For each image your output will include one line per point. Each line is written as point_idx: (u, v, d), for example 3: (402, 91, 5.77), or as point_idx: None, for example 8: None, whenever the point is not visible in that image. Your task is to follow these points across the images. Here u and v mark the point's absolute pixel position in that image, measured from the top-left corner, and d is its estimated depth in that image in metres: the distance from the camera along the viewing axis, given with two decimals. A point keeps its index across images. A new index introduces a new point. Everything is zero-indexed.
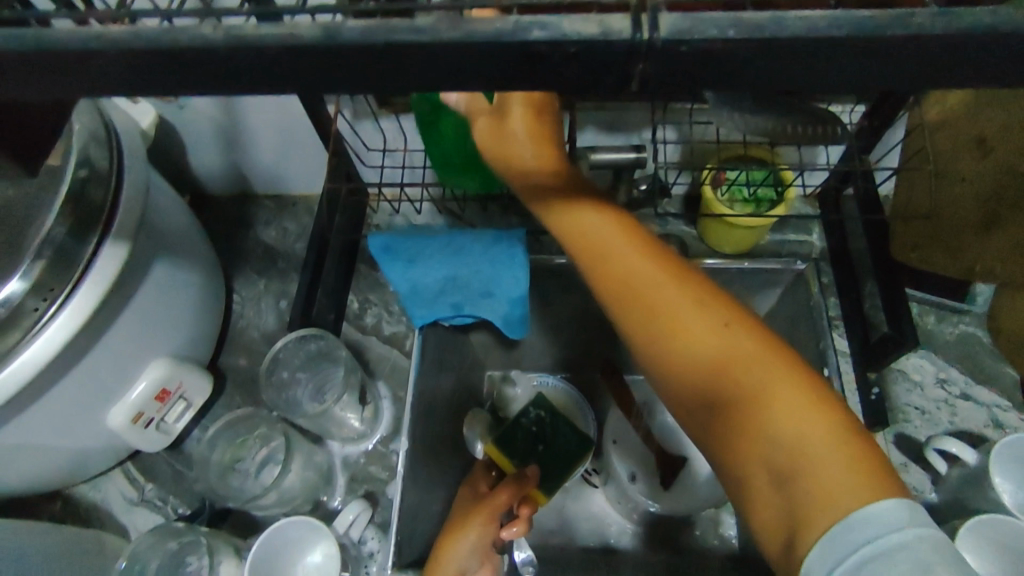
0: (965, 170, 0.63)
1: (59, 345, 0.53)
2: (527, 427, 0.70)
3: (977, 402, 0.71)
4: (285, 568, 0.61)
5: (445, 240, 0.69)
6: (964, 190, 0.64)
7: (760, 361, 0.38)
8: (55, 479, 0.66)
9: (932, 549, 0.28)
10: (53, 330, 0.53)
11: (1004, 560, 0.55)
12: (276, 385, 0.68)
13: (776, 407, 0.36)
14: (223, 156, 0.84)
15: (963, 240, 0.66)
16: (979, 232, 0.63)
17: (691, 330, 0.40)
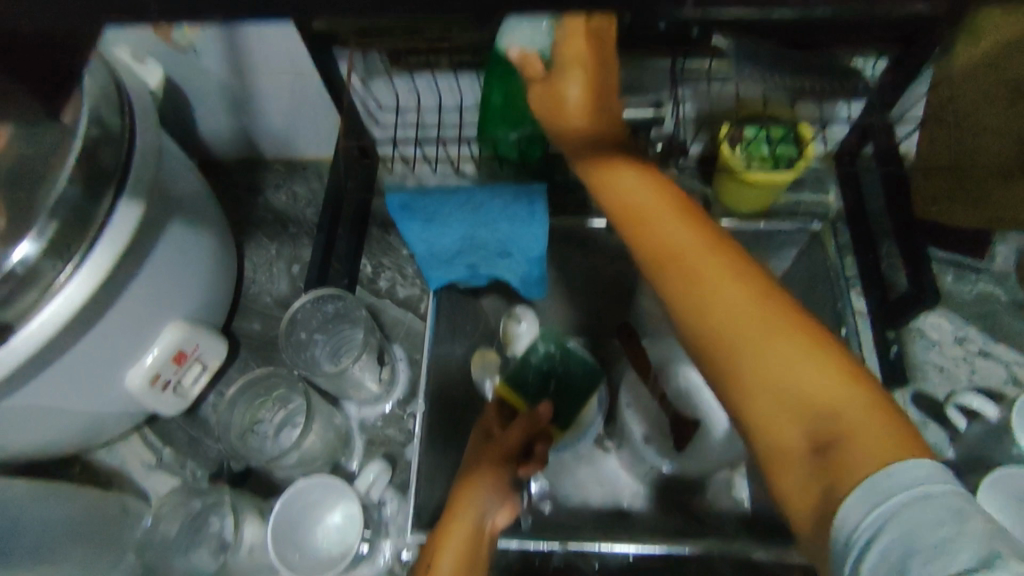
0: (991, 122, 0.62)
1: (76, 306, 0.52)
2: (537, 366, 0.75)
3: (995, 358, 0.71)
4: (307, 526, 0.62)
5: (465, 197, 0.68)
6: (994, 140, 0.63)
7: (777, 321, 0.38)
8: (74, 442, 0.66)
9: (961, 502, 0.29)
10: (71, 290, 0.52)
11: None
12: (293, 345, 0.67)
13: (816, 391, 0.36)
14: (231, 120, 0.83)
15: (984, 187, 0.65)
16: (1000, 181, 0.64)
17: (734, 316, 0.38)
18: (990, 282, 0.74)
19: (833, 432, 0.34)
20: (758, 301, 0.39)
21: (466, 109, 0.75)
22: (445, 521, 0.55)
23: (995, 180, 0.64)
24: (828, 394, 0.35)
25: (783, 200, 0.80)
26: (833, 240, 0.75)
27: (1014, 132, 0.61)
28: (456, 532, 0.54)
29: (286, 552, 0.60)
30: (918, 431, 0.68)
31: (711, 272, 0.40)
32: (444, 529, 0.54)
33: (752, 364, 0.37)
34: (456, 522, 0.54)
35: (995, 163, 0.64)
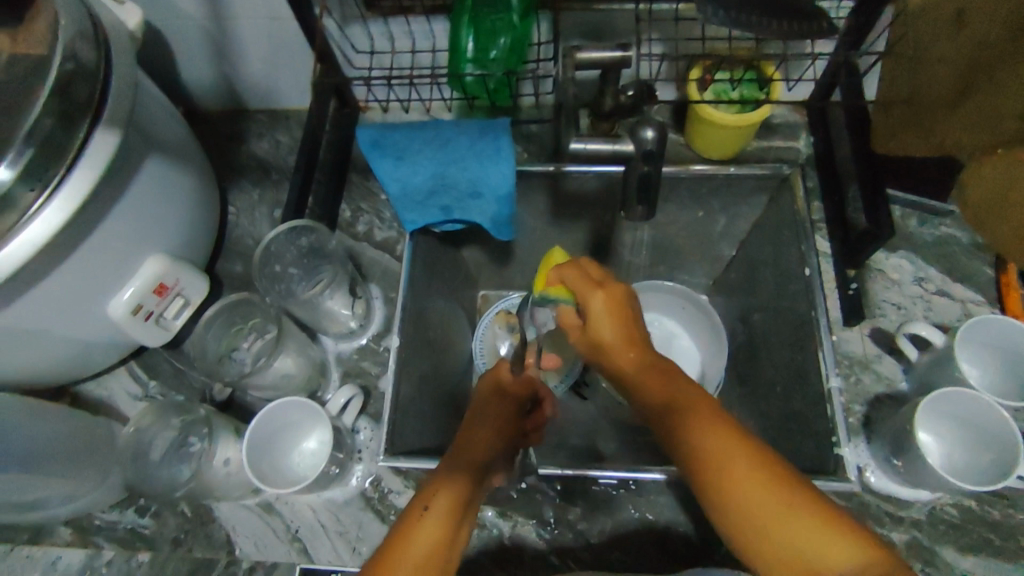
0: (939, 50, 0.61)
1: (48, 236, 0.54)
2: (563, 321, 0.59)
3: (952, 297, 0.73)
4: (283, 447, 0.66)
5: (432, 133, 0.69)
6: (942, 67, 0.62)
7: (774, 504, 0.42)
8: (62, 371, 0.68)
9: None
10: (41, 221, 0.53)
11: (955, 427, 0.62)
12: (270, 277, 0.71)
13: (768, 499, 0.42)
14: (213, 67, 0.84)
15: (937, 119, 0.65)
16: (950, 107, 0.64)
17: (696, 435, 0.46)
18: (951, 224, 0.76)
19: (795, 523, 0.41)
20: (716, 418, 0.47)
21: (439, 52, 0.76)
22: (435, 480, 0.49)
23: (946, 107, 0.64)
24: (806, 535, 0.41)
25: (753, 145, 0.81)
26: (802, 183, 0.74)
27: (963, 58, 0.60)
28: (440, 498, 0.47)
29: (260, 463, 0.64)
30: (874, 365, 0.70)
31: (683, 405, 0.48)
32: (432, 490, 0.48)
33: (703, 448, 0.45)
34: (450, 487, 0.48)
35: (945, 92, 0.63)
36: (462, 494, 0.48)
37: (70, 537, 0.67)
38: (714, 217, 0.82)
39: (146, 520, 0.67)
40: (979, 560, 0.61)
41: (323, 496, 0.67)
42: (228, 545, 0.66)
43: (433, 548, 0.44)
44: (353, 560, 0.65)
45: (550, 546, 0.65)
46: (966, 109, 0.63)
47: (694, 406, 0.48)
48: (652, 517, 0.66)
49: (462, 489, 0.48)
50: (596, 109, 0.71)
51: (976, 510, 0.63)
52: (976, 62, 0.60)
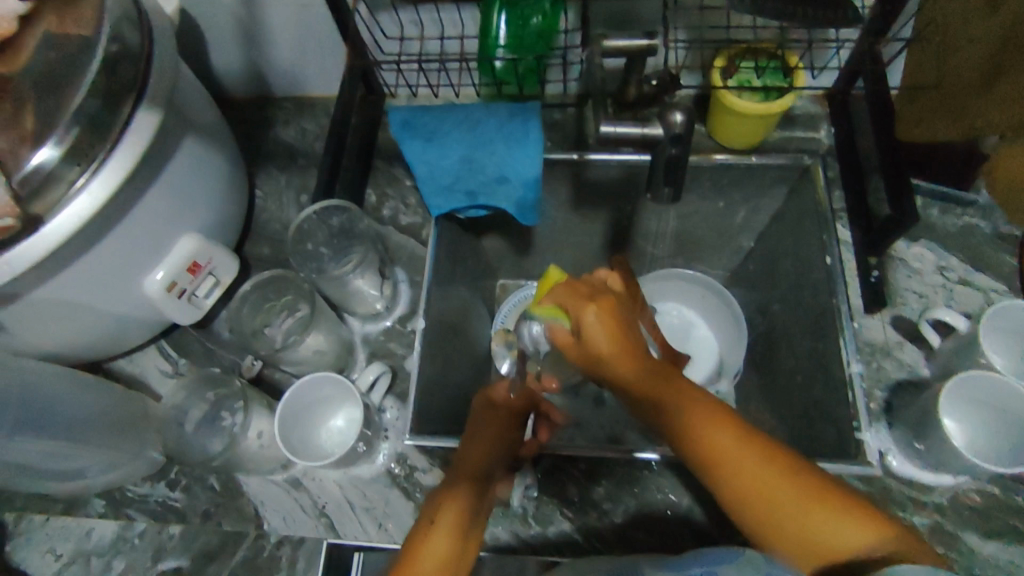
0: (970, 32, 0.62)
1: (90, 212, 0.55)
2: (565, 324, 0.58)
3: (974, 287, 0.73)
4: (314, 421, 0.68)
5: (461, 117, 0.72)
6: (972, 49, 0.62)
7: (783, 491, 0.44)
8: (98, 346, 0.70)
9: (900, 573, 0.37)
10: (84, 198, 0.55)
11: (977, 409, 0.63)
12: (303, 254, 0.74)
13: (764, 485, 0.44)
14: (243, 54, 0.85)
15: (965, 104, 0.64)
16: (980, 90, 0.63)
17: (694, 427, 0.46)
18: (974, 215, 0.76)
19: (791, 507, 0.44)
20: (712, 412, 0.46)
21: (467, 39, 0.77)
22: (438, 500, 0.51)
23: (975, 91, 0.63)
24: (803, 520, 0.43)
25: (774, 135, 0.81)
26: (824, 173, 0.75)
27: (994, 39, 0.60)
28: (447, 516, 0.49)
29: (291, 434, 0.65)
30: (896, 352, 0.71)
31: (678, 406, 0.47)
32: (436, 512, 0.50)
33: (714, 446, 0.45)
34: (455, 502, 0.50)
35: (979, 73, 0.62)
36: (467, 512, 0.50)
37: (103, 509, 0.69)
38: (735, 207, 0.83)
39: (176, 494, 0.69)
40: (1002, 545, 0.61)
41: (350, 472, 0.68)
42: (256, 519, 0.67)
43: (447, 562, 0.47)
44: (379, 536, 0.65)
45: (576, 526, 0.66)
46: (1000, 89, 0.61)
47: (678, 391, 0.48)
48: (675, 499, 0.67)
49: (465, 509, 0.50)
50: (619, 99, 0.71)
51: (998, 496, 0.63)
52: (1007, 43, 0.59)
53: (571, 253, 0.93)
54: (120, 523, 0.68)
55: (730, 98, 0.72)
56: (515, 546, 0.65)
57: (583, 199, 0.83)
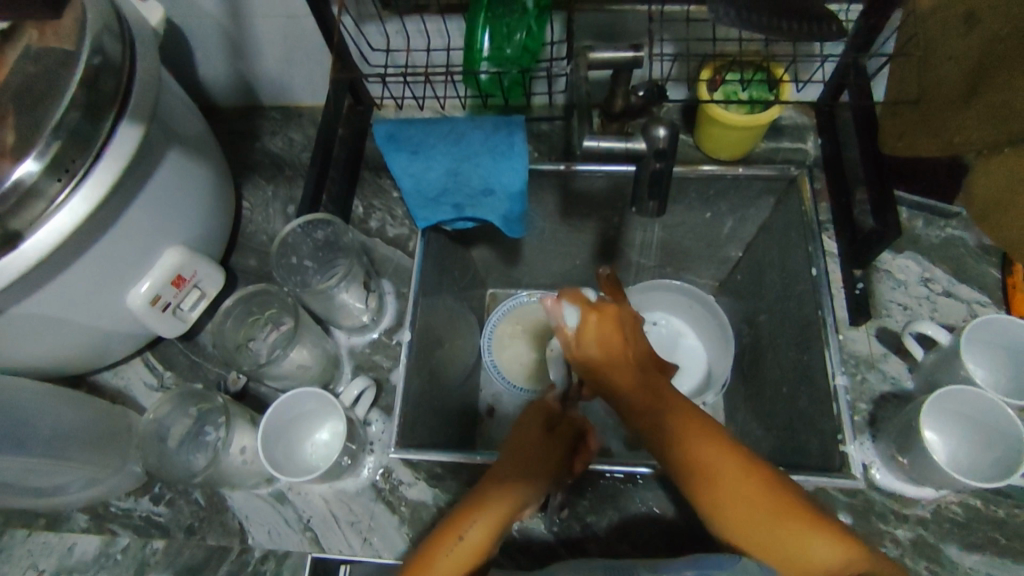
0: (948, 49, 0.62)
1: (71, 228, 0.55)
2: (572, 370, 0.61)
3: (958, 298, 0.74)
4: (298, 436, 0.68)
5: (446, 129, 0.70)
6: (950, 66, 0.63)
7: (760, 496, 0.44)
8: (82, 360, 0.70)
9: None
10: (65, 213, 0.54)
11: (954, 421, 0.64)
12: (287, 267, 0.73)
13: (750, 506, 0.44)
14: (230, 64, 0.85)
15: (944, 118, 0.64)
16: (958, 105, 0.62)
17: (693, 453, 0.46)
18: (957, 227, 0.77)
19: (779, 529, 0.43)
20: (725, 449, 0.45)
21: (453, 50, 0.78)
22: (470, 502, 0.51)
23: (953, 105, 0.63)
24: (787, 539, 0.43)
25: (761, 146, 0.82)
26: (809, 185, 0.75)
27: (970, 55, 0.60)
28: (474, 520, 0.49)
29: (274, 452, 0.65)
30: (880, 363, 0.71)
31: (680, 418, 0.48)
32: (465, 518, 0.49)
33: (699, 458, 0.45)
34: (492, 506, 0.50)
35: (958, 89, 0.62)
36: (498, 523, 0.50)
37: (86, 524, 0.68)
38: (721, 218, 0.83)
39: (160, 508, 0.68)
40: (983, 558, 0.62)
41: (334, 486, 0.68)
42: (241, 534, 0.67)
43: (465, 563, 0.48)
44: (363, 550, 0.65)
45: (558, 539, 0.66)
46: (975, 105, 0.61)
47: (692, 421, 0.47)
48: (660, 511, 0.66)
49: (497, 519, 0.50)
50: (606, 111, 0.70)
51: (980, 508, 0.64)
52: (984, 58, 0.59)
53: (558, 263, 0.93)
54: (103, 539, 0.67)
55: (716, 111, 0.72)
56: (499, 559, 0.65)
57: (570, 209, 0.83)
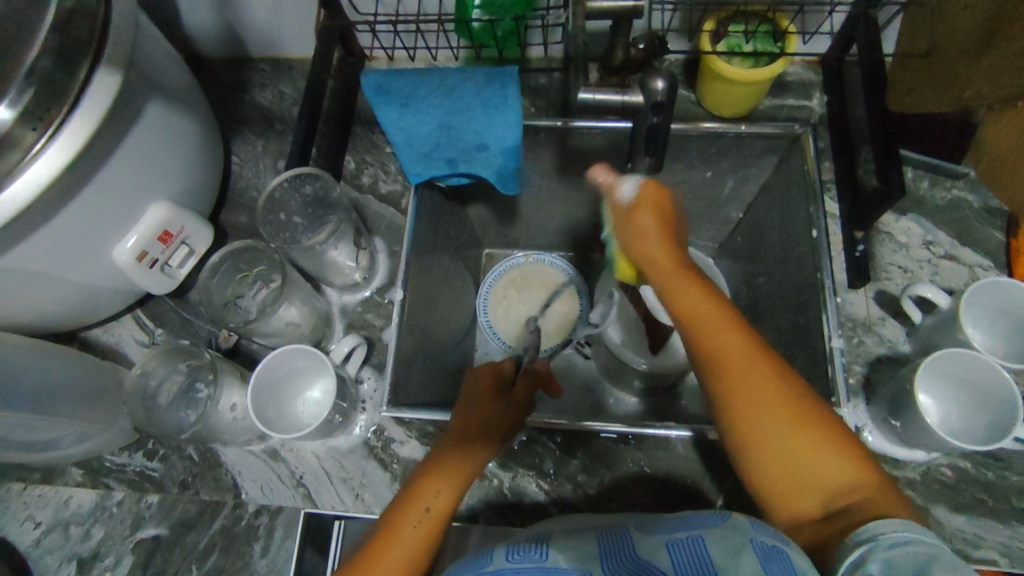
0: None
1: (47, 180, 0.53)
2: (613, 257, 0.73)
3: (961, 262, 0.72)
4: (290, 395, 0.68)
5: (437, 80, 0.69)
6: (963, 15, 0.60)
7: (780, 403, 0.48)
8: (74, 315, 0.69)
9: (721, 544, 0.41)
10: (40, 164, 0.52)
11: (948, 386, 0.63)
12: (275, 224, 0.72)
13: (778, 427, 0.48)
14: (216, 12, 0.82)
15: (956, 70, 0.62)
16: (972, 57, 0.60)
17: (729, 353, 0.49)
18: (964, 188, 0.75)
19: (793, 428, 0.48)
20: (762, 377, 0.49)
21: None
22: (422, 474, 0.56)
23: (967, 56, 0.60)
24: (800, 446, 0.47)
25: (765, 103, 0.79)
26: (814, 143, 0.72)
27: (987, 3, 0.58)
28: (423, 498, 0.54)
29: (265, 409, 0.65)
30: (877, 327, 0.70)
31: (725, 352, 0.49)
32: (422, 489, 0.55)
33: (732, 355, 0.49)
34: (437, 478, 0.55)
35: (971, 39, 0.60)
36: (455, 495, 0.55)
37: (81, 478, 0.69)
38: (722, 176, 0.81)
39: (154, 463, 0.69)
40: (970, 520, 0.62)
41: (327, 443, 0.68)
42: (234, 489, 0.67)
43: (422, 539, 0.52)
44: (355, 506, 0.65)
45: (549, 498, 0.66)
46: (989, 58, 0.59)
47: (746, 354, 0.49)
48: (650, 471, 0.67)
49: (451, 490, 0.55)
50: (604, 62, 0.65)
51: (971, 471, 0.64)
52: (998, 10, 0.57)
53: (555, 223, 0.92)
54: (98, 493, 0.68)
55: (719, 65, 0.69)
56: (488, 516, 0.66)
57: (567, 167, 0.81)
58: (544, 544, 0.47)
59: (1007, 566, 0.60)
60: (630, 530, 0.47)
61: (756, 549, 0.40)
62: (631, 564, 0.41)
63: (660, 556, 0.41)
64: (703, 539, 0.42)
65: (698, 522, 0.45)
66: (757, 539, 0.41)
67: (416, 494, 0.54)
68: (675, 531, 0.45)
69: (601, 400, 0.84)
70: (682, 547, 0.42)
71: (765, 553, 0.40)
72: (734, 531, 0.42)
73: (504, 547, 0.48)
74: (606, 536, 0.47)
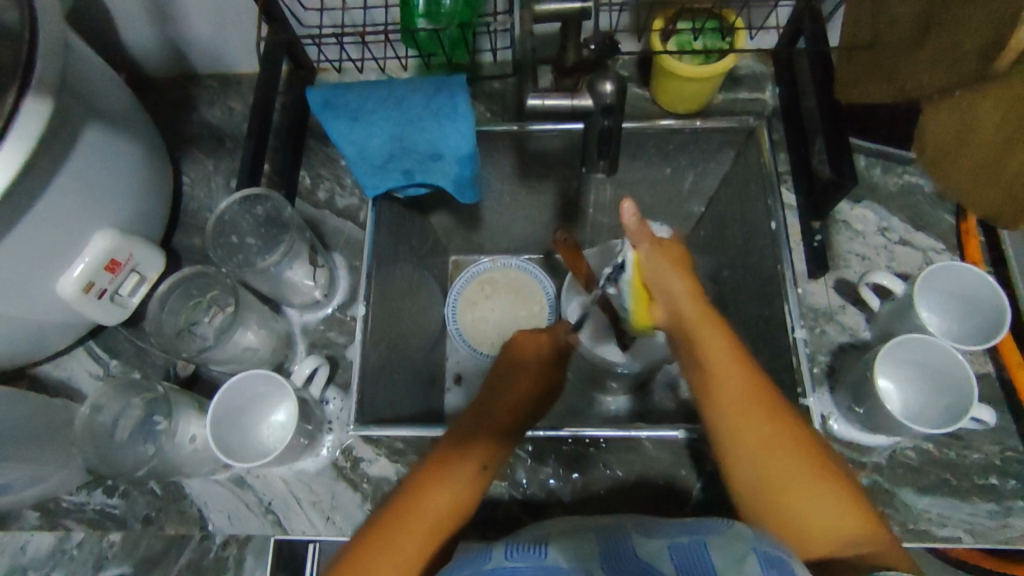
0: None
1: None
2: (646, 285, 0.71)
3: (914, 246, 0.73)
4: (253, 421, 0.66)
5: (385, 93, 0.67)
6: (903, 7, 0.62)
7: (802, 470, 0.50)
8: (20, 351, 0.67)
9: (729, 555, 0.39)
10: None
11: (907, 370, 0.65)
12: (227, 246, 0.70)
13: (802, 488, 0.50)
14: (157, 29, 0.80)
15: (899, 62, 0.63)
16: (912, 48, 0.61)
17: (740, 411, 0.51)
18: (915, 174, 0.76)
19: (806, 479, 0.50)
20: (775, 426, 0.51)
21: (392, 7, 0.74)
22: (446, 459, 0.55)
23: (907, 48, 0.62)
24: (818, 504, 0.49)
25: (719, 98, 0.79)
26: (768, 135, 0.72)
27: None
28: (452, 481, 0.54)
29: (225, 438, 0.63)
30: (839, 315, 0.71)
31: (738, 397, 0.51)
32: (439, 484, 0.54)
33: (733, 399, 0.51)
34: (455, 480, 0.54)
35: (910, 33, 0.62)
36: (465, 497, 0.54)
37: (36, 521, 0.66)
38: (681, 173, 0.81)
39: (114, 500, 0.66)
40: (934, 499, 0.63)
41: (294, 468, 0.66)
42: (200, 521, 0.65)
43: (445, 513, 0.53)
44: (327, 530, 0.64)
45: (523, 507, 0.65)
46: (926, 49, 0.60)
47: (743, 391, 0.51)
48: (623, 474, 0.66)
49: (465, 488, 0.54)
50: (558, 65, 0.62)
51: (934, 452, 0.65)
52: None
53: (518, 227, 0.91)
54: (57, 535, 0.65)
55: (669, 62, 0.69)
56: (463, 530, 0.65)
57: (526, 170, 0.80)
58: (546, 544, 0.46)
59: (971, 542, 0.61)
60: (631, 533, 0.46)
61: (760, 558, 0.39)
62: (633, 565, 0.40)
63: (662, 559, 0.40)
64: (707, 546, 0.40)
65: (701, 529, 0.44)
66: (769, 550, 0.40)
67: (428, 491, 0.53)
68: (678, 535, 0.43)
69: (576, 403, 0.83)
70: (684, 549, 0.41)
71: (771, 563, 0.39)
72: (737, 541, 0.41)
73: (505, 545, 0.47)
74: (606, 538, 0.46)
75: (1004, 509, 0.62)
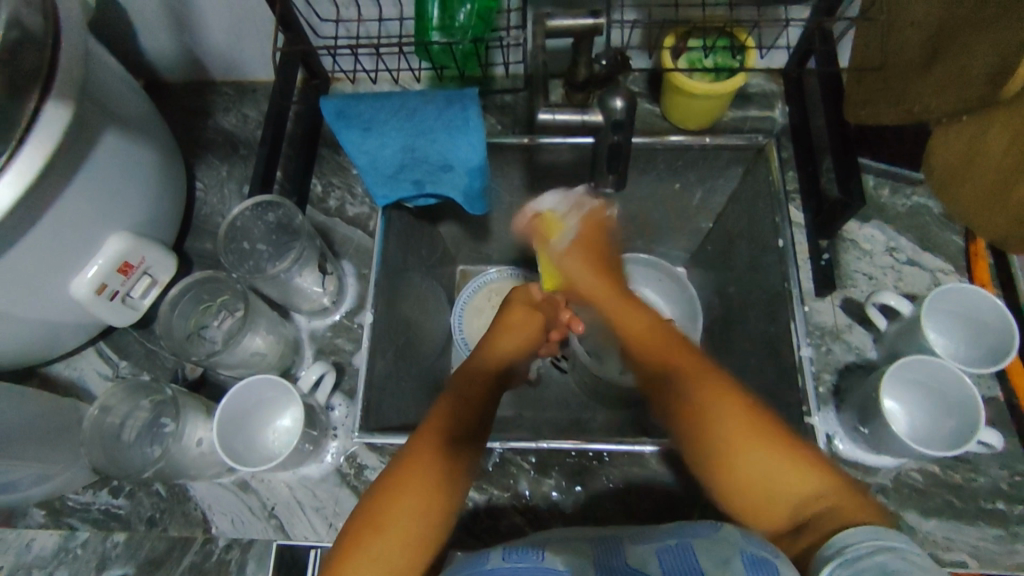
0: (913, 16, 0.62)
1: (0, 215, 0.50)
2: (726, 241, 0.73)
3: (922, 267, 0.73)
4: (258, 425, 0.67)
5: (397, 103, 0.67)
6: (913, 32, 0.63)
7: (749, 438, 0.51)
8: (33, 351, 0.68)
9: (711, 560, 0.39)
10: None
11: (912, 390, 0.65)
12: (238, 252, 0.71)
13: (749, 449, 0.51)
14: (175, 37, 0.81)
15: (909, 86, 0.64)
16: (922, 72, 0.62)
17: (683, 377, 0.55)
18: (924, 195, 0.76)
19: (745, 439, 0.51)
20: (715, 391, 0.54)
21: (407, 20, 0.75)
22: (413, 450, 0.54)
23: (917, 72, 0.62)
24: (765, 466, 0.50)
25: (728, 115, 0.79)
26: (777, 154, 0.73)
27: (931, 20, 0.60)
28: (412, 481, 0.52)
29: (232, 442, 0.64)
30: (845, 335, 0.71)
31: (679, 360, 0.57)
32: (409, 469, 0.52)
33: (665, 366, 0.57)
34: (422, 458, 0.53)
35: (920, 56, 0.62)
36: (439, 479, 0.53)
37: (43, 519, 0.67)
38: (690, 189, 0.82)
39: (120, 501, 0.67)
40: (938, 522, 0.62)
41: (298, 473, 0.66)
42: (204, 523, 0.66)
43: (415, 519, 0.51)
44: (328, 535, 0.64)
45: (525, 518, 0.65)
46: (936, 73, 0.60)
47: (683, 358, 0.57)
48: (626, 488, 0.66)
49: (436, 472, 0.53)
50: (570, 80, 0.64)
51: (939, 474, 0.64)
52: (943, 26, 0.59)
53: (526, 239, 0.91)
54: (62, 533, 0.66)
55: (679, 78, 0.70)
56: (464, 539, 0.65)
57: (536, 183, 0.81)
58: (542, 548, 0.47)
59: (975, 566, 0.61)
60: (626, 540, 0.46)
61: (744, 559, 0.38)
62: None
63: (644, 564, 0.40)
64: (692, 550, 0.40)
65: (689, 532, 0.44)
66: (756, 552, 0.39)
67: (406, 473, 0.52)
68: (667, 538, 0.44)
69: (579, 415, 0.83)
70: (671, 553, 0.41)
71: (754, 564, 0.38)
72: (725, 543, 0.41)
73: (500, 547, 0.46)
74: (601, 546, 0.46)
75: (1010, 535, 0.62)
